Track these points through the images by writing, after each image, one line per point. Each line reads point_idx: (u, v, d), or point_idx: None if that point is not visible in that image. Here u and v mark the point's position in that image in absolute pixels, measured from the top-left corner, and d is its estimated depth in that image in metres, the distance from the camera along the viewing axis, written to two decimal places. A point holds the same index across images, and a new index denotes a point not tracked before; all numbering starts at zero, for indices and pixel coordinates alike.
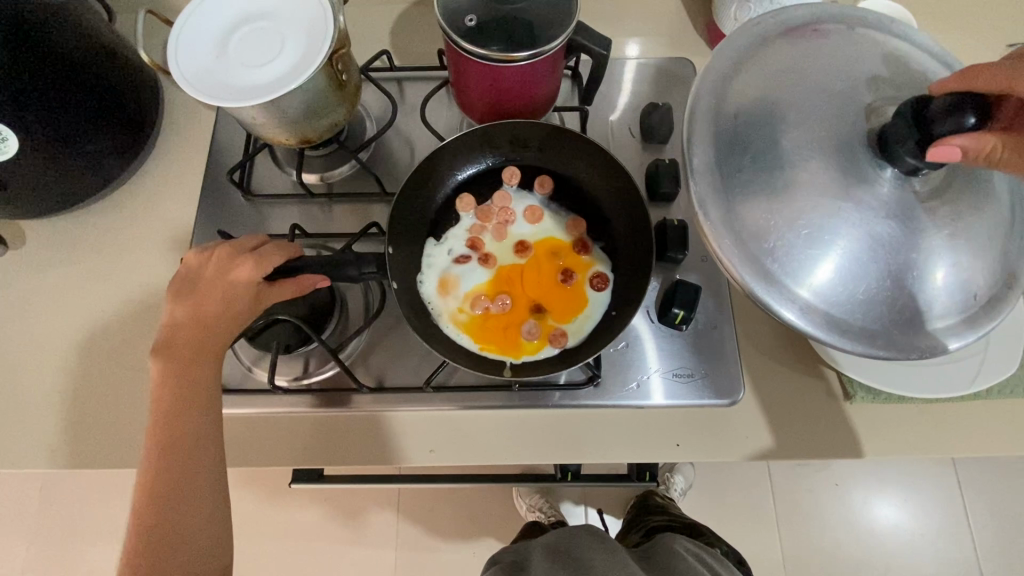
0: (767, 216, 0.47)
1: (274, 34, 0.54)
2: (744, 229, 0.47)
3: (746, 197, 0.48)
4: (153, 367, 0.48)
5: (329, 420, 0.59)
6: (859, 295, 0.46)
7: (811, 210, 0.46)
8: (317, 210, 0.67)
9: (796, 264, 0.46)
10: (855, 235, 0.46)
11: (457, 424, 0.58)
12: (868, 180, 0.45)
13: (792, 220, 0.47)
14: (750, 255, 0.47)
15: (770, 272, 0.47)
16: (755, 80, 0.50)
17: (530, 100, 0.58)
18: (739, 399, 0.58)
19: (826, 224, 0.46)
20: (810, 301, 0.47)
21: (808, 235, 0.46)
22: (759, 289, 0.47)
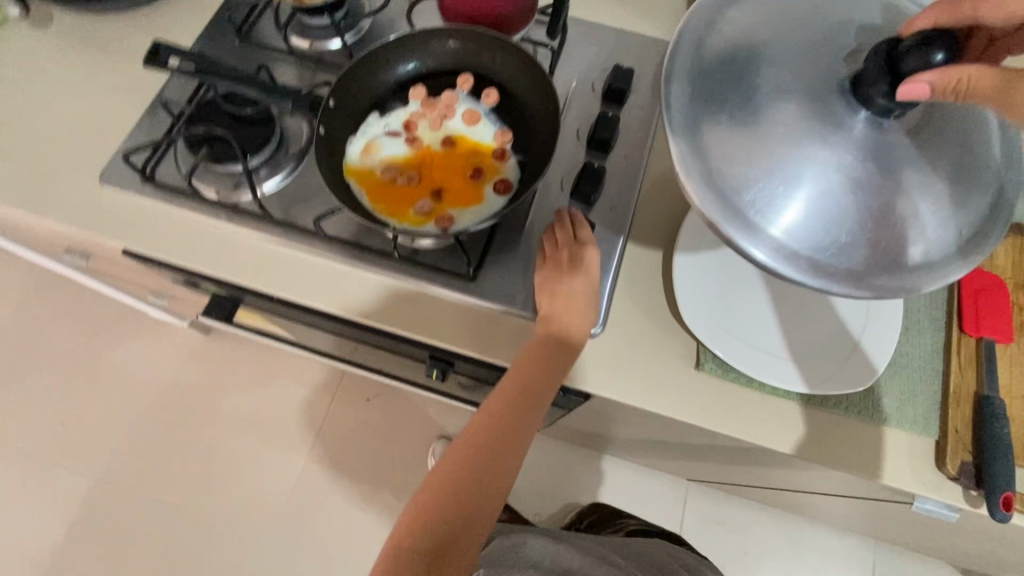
0: (749, 161, 0.48)
1: None
2: (722, 174, 0.48)
3: (725, 141, 0.49)
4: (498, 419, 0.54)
5: (237, 239, 0.65)
6: (847, 237, 0.47)
7: (790, 149, 0.47)
8: (297, 70, 0.73)
9: (781, 211, 0.47)
10: (834, 175, 0.47)
11: (343, 277, 0.64)
12: (842, 127, 0.47)
13: (771, 165, 0.48)
14: (732, 197, 0.48)
15: (751, 216, 0.47)
16: (726, 41, 0.51)
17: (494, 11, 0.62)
18: (598, 333, 0.61)
19: (804, 169, 0.47)
20: (796, 241, 0.47)
21: (789, 178, 0.47)
22: (743, 232, 0.47)
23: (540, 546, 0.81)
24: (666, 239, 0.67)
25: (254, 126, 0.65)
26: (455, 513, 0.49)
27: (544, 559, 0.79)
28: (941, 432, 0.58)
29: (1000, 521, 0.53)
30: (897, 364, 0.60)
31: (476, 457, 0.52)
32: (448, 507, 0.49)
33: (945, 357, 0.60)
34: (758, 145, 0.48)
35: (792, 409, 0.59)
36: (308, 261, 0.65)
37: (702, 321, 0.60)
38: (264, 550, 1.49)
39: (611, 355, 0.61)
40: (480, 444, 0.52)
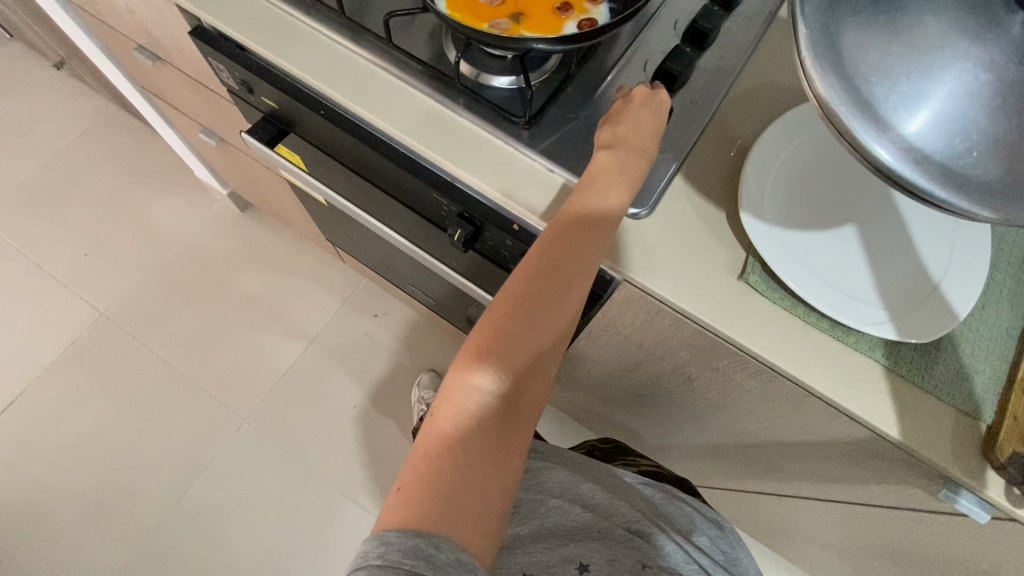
0: (879, 43, 0.37)
1: None
2: (845, 51, 0.37)
3: (854, 15, 0.38)
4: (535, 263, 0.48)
5: (302, 30, 0.63)
6: (993, 149, 0.36)
7: (934, 32, 0.37)
8: None
9: (914, 111, 0.36)
10: (984, 72, 0.36)
11: (395, 91, 0.61)
12: (1007, 21, 0.36)
13: (906, 57, 0.37)
14: (854, 81, 0.37)
15: (875, 108, 0.37)
16: None
17: None
18: (642, 215, 0.56)
19: (952, 62, 0.36)
20: (929, 148, 0.36)
21: (932, 71, 0.36)
22: (865, 129, 0.37)
23: (562, 477, 0.71)
24: (743, 149, 0.61)
25: None
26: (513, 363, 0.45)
27: (565, 492, 0.69)
28: (997, 418, 0.50)
29: None
30: (964, 338, 0.53)
31: (532, 314, 0.46)
32: (510, 366, 0.45)
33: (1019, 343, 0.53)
34: (897, 32, 0.37)
35: (834, 348, 0.53)
36: (368, 68, 0.62)
37: (758, 231, 0.54)
38: (234, 427, 1.48)
39: (650, 242, 0.56)
40: (533, 302, 0.46)
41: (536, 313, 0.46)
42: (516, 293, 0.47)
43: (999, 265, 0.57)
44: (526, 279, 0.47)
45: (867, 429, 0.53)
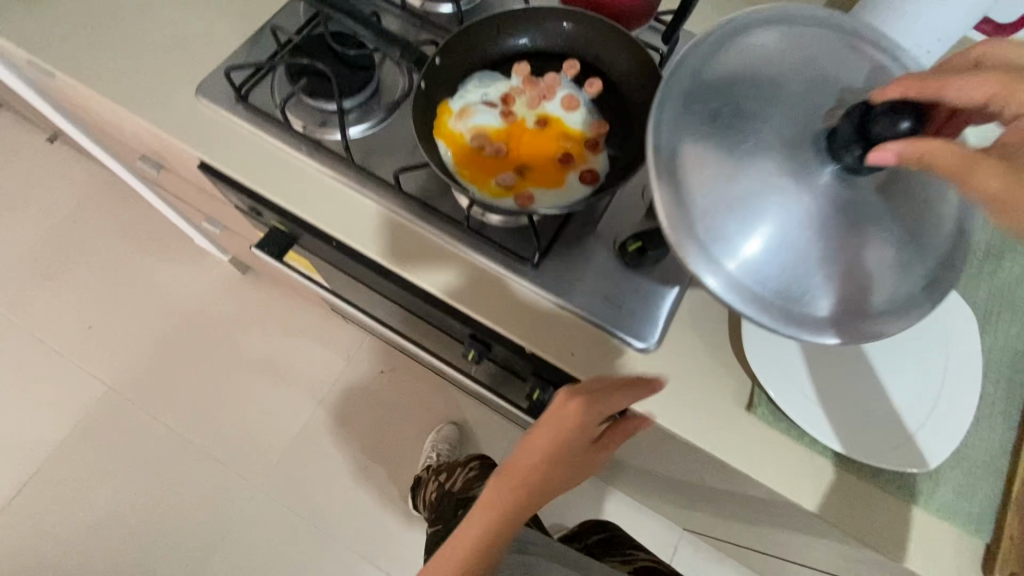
0: (717, 184, 0.44)
1: None
2: (686, 189, 0.44)
3: (694, 158, 0.44)
4: (539, 428, 0.56)
5: (310, 174, 0.65)
6: (799, 280, 0.44)
7: (754, 178, 0.44)
8: (403, 24, 0.73)
9: (737, 245, 0.44)
10: (799, 218, 0.44)
11: (407, 234, 0.64)
12: (813, 175, 0.44)
13: (734, 198, 0.44)
14: (693, 217, 0.44)
15: (709, 243, 0.44)
16: (724, 62, 0.46)
17: (615, 7, 0.62)
18: (650, 349, 0.59)
19: (766, 207, 0.44)
20: (750, 278, 0.44)
21: (750, 213, 0.43)
22: (700, 261, 0.44)
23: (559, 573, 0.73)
24: None
25: (353, 67, 0.65)
26: (509, 507, 0.56)
27: None
28: (996, 539, 0.53)
29: None
30: (964, 457, 0.56)
31: (572, 449, 0.56)
32: (504, 509, 0.56)
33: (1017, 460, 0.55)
34: (727, 177, 0.44)
35: (839, 473, 0.56)
36: (378, 211, 0.64)
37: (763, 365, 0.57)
38: (250, 494, 1.49)
39: (658, 376, 0.59)
40: (572, 441, 0.55)
41: (534, 471, 0.56)
42: (555, 437, 0.55)
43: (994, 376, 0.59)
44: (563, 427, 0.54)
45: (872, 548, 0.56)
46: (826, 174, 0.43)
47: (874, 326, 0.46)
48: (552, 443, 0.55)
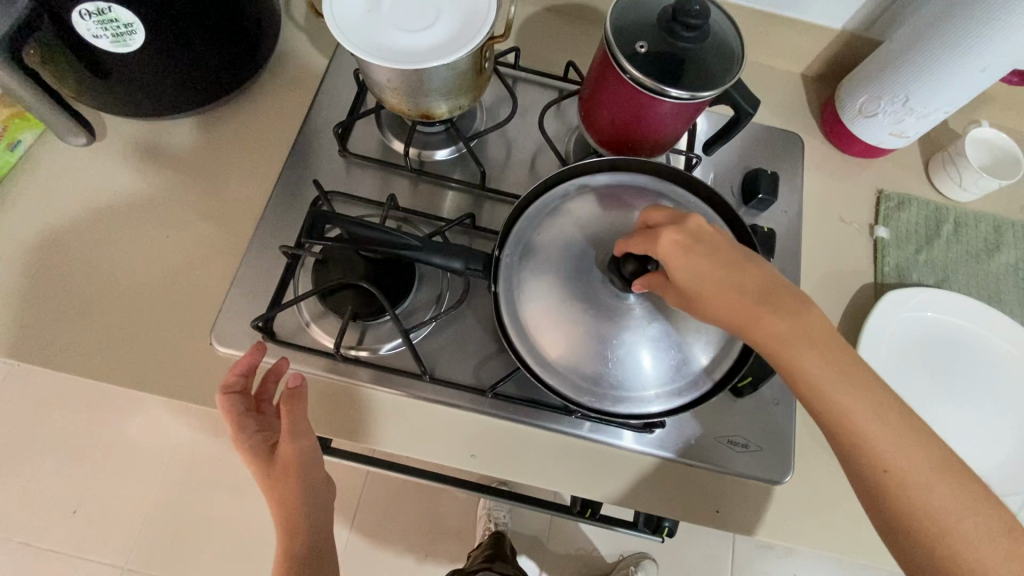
0: (563, 330, 0.51)
1: (432, 4, 0.54)
2: (545, 351, 0.51)
3: (549, 324, 0.51)
4: (221, 399, 0.52)
5: (370, 395, 0.58)
6: (664, 383, 0.50)
7: (575, 317, 0.51)
8: (405, 183, 0.66)
9: (617, 376, 0.50)
10: (605, 326, 0.51)
11: (501, 430, 0.58)
12: (611, 299, 0.51)
13: (580, 340, 0.51)
14: (536, 353, 0.51)
15: (596, 388, 0.51)
16: (549, 229, 0.54)
17: (657, 141, 0.58)
18: (784, 480, 0.57)
19: (612, 335, 0.50)
20: (642, 398, 0.50)
21: (613, 349, 0.50)
22: (597, 403, 0.50)
23: None
24: None
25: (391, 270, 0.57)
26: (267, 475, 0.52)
27: None
28: None
29: None
30: None
31: (278, 476, 0.52)
32: (265, 469, 0.52)
33: None
34: (549, 320, 0.51)
35: None
36: (465, 416, 0.58)
37: None
38: None
39: (801, 503, 0.58)
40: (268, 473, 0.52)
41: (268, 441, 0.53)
42: (258, 476, 0.52)
43: None
44: (259, 469, 0.52)
45: None
46: (615, 291, 0.51)
47: (705, 384, 0.51)
48: (262, 485, 0.52)
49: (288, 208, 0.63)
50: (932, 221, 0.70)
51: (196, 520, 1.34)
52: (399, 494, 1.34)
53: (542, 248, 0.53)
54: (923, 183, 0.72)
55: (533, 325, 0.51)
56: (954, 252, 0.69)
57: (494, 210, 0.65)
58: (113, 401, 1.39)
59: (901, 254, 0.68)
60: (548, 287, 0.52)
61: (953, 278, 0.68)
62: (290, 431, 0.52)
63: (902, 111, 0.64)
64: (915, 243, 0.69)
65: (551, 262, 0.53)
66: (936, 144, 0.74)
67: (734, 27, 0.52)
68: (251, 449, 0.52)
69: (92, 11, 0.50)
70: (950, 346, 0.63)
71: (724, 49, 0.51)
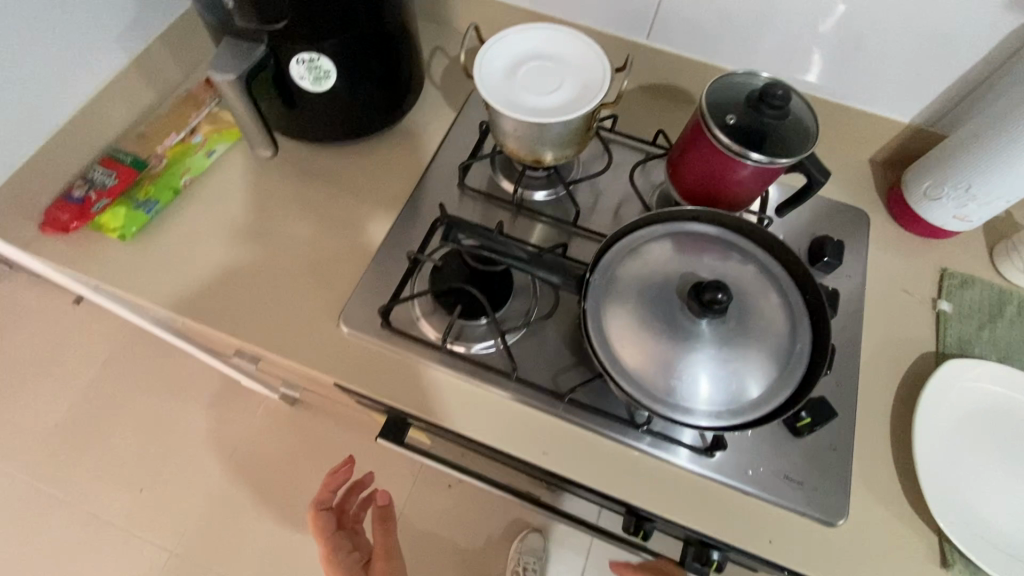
0: (641, 345, 0.59)
1: (558, 75, 0.67)
2: (623, 361, 0.58)
3: (629, 338, 0.59)
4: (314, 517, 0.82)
5: (461, 387, 0.66)
6: (726, 401, 0.57)
7: (651, 335, 0.59)
8: (511, 214, 0.77)
9: (685, 389, 0.57)
10: (679, 344, 0.58)
11: (572, 436, 0.64)
12: (685, 322, 0.58)
13: (655, 356, 0.58)
14: (616, 362, 0.59)
15: (666, 399, 0.57)
16: (634, 262, 0.63)
17: (735, 199, 0.67)
18: (839, 522, 0.60)
19: (684, 353, 0.57)
20: (707, 413, 0.56)
21: (684, 366, 0.57)
22: (667, 411, 0.56)
23: None
24: (890, 421, 0.66)
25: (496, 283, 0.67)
26: None
27: None
28: None
29: None
30: None
31: None
32: None
33: None
34: (628, 336, 0.59)
35: None
36: (544, 419, 0.65)
37: (958, 520, 0.59)
38: None
39: (855, 548, 0.60)
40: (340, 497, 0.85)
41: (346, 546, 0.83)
42: None
43: None
44: None
45: None
46: (690, 316, 0.58)
47: (763, 411, 0.57)
48: None
49: (412, 225, 0.75)
50: (996, 300, 0.73)
51: (246, 516, 1.40)
52: (440, 519, 1.38)
53: (626, 276, 0.62)
54: (987, 266, 0.77)
55: (614, 339, 0.59)
56: (1018, 332, 0.72)
57: (583, 245, 0.76)
58: (193, 390, 1.51)
59: (964, 328, 0.72)
60: (630, 309, 0.60)
61: (1018, 357, 0.70)
62: (383, 552, 0.83)
63: (966, 196, 0.70)
64: (979, 319, 0.72)
65: (633, 288, 0.61)
66: (1001, 232, 0.79)
67: (812, 110, 0.62)
68: (346, 563, 0.81)
69: (305, 59, 0.66)
70: (1012, 418, 0.65)
71: (801, 128, 0.60)
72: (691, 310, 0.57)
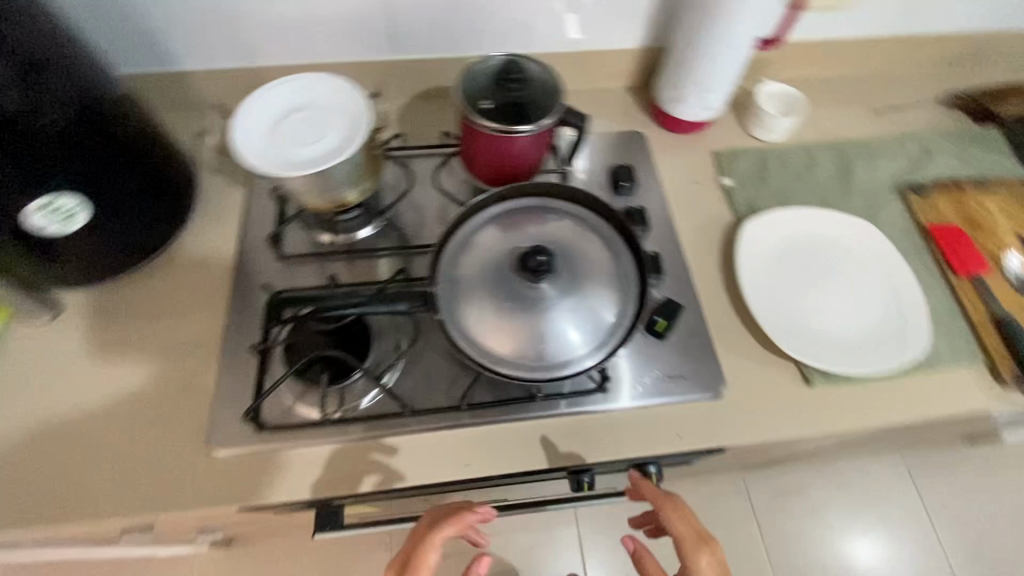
0: (502, 328, 0.62)
1: (319, 121, 0.67)
2: (494, 350, 0.62)
3: (491, 327, 0.62)
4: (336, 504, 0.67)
5: (364, 447, 0.65)
6: (590, 340, 0.63)
7: (508, 316, 0.62)
8: (342, 264, 0.76)
9: (554, 348, 0.62)
10: (533, 313, 0.62)
11: (485, 436, 0.67)
12: (529, 291, 0.62)
13: (517, 333, 0.62)
14: (489, 354, 0.62)
15: (543, 364, 0.61)
16: (465, 258, 0.66)
17: (527, 167, 0.72)
18: (721, 391, 0.69)
19: (540, 318, 0.62)
20: (580, 358, 0.62)
21: (544, 329, 0.62)
22: (549, 373, 0.61)
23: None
24: (727, 290, 0.76)
25: (352, 336, 0.66)
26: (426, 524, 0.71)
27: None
28: (989, 357, 0.72)
29: None
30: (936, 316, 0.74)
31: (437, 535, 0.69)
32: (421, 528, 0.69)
33: (956, 299, 0.76)
34: (489, 326, 0.62)
35: (888, 382, 0.71)
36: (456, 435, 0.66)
37: (801, 343, 0.71)
38: None
39: (742, 405, 0.69)
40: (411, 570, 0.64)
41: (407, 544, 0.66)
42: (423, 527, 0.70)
43: (905, 253, 0.81)
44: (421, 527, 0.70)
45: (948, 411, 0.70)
46: (530, 284, 0.62)
47: (622, 333, 0.63)
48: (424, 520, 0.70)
49: (247, 317, 0.71)
50: (760, 160, 0.88)
51: None
52: None
53: (465, 274, 0.65)
54: (744, 135, 0.91)
55: (478, 334, 0.62)
56: (784, 177, 0.86)
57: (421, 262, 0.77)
58: None
59: (749, 193, 0.84)
60: (480, 302, 0.63)
61: (793, 197, 0.85)
62: None
63: (699, 88, 0.82)
64: (754, 180, 0.86)
65: (475, 282, 0.64)
66: (742, 105, 0.94)
67: (549, 69, 0.68)
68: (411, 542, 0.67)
69: (40, 204, 0.60)
70: (806, 245, 0.79)
71: (546, 89, 0.66)
72: (528, 278, 0.62)
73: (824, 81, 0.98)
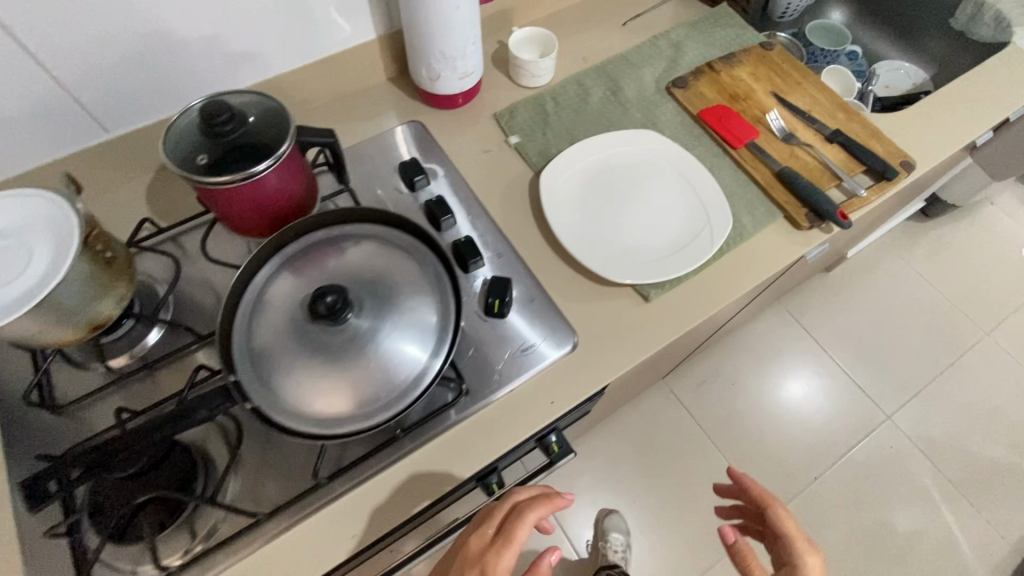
0: (326, 388, 0.56)
1: (14, 248, 0.55)
2: (329, 413, 0.56)
3: (314, 392, 0.56)
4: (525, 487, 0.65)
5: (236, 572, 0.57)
6: (421, 355, 0.58)
7: (327, 373, 0.56)
8: (137, 386, 0.65)
9: (388, 381, 0.57)
10: (351, 356, 0.56)
11: (364, 496, 0.61)
12: (338, 337, 0.57)
13: (344, 385, 0.56)
14: (324, 420, 0.55)
15: (384, 403, 0.56)
16: (259, 332, 0.58)
17: (294, 203, 0.65)
18: (574, 342, 0.68)
19: (361, 358, 0.57)
20: (419, 377, 0.58)
21: (370, 367, 0.57)
22: (394, 408, 0.56)
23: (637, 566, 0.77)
24: (550, 243, 0.76)
25: (166, 467, 0.57)
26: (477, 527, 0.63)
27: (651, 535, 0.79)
28: (783, 210, 0.79)
29: (848, 226, 0.76)
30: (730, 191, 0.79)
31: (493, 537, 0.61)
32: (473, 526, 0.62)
33: (742, 169, 0.82)
34: (311, 391, 0.56)
35: (713, 267, 0.75)
36: (333, 510, 0.61)
37: (627, 266, 0.72)
38: None
39: (599, 346, 0.69)
40: (498, 545, 0.58)
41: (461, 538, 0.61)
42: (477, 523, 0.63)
43: (690, 145, 0.85)
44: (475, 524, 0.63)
45: (769, 271, 0.76)
46: (335, 328, 0.56)
47: (449, 336, 0.60)
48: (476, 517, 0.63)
49: None
50: (537, 107, 0.88)
51: None
52: None
53: (264, 348, 0.57)
54: (515, 89, 0.91)
55: (304, 405, 0.56)
56: (564, 115, 0.87)
57: None
58: None
59: (538, 142, 0.84)
60: (293, 371, 0.56)
61: (578, 131, 0.86)
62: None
63: (448, 59, 0.79)
64: (538, 128, 0.86)
65: (278, 352, 0.57)
66: (503, 60, 0.93)
67: (264, 97, 0.62)
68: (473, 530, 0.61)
69: None
70: (603, 171, 0.80)
71: (268, 120, 0.60)
72: (327, 324, 0.56)
73: (569, 11, 0.99)
